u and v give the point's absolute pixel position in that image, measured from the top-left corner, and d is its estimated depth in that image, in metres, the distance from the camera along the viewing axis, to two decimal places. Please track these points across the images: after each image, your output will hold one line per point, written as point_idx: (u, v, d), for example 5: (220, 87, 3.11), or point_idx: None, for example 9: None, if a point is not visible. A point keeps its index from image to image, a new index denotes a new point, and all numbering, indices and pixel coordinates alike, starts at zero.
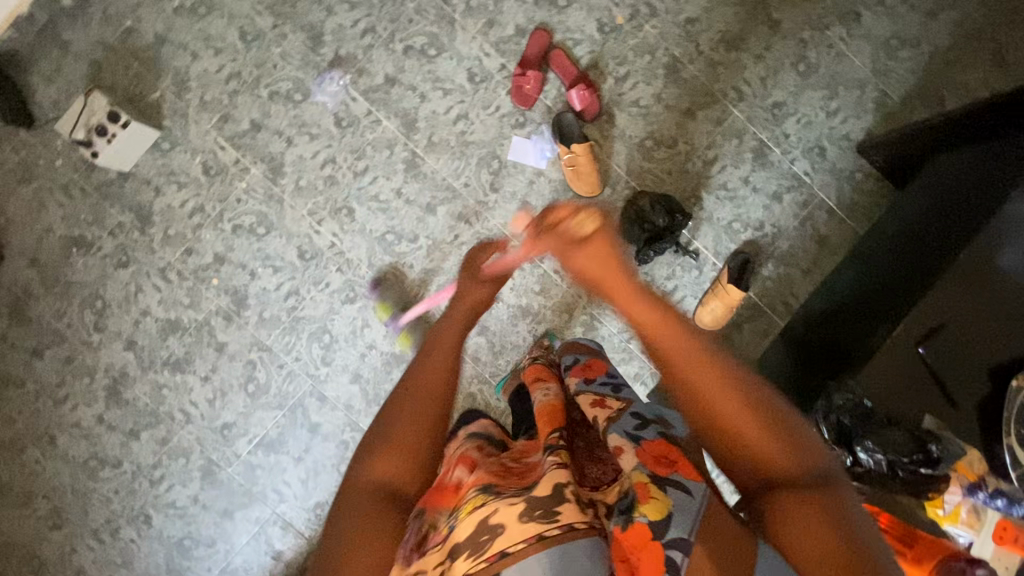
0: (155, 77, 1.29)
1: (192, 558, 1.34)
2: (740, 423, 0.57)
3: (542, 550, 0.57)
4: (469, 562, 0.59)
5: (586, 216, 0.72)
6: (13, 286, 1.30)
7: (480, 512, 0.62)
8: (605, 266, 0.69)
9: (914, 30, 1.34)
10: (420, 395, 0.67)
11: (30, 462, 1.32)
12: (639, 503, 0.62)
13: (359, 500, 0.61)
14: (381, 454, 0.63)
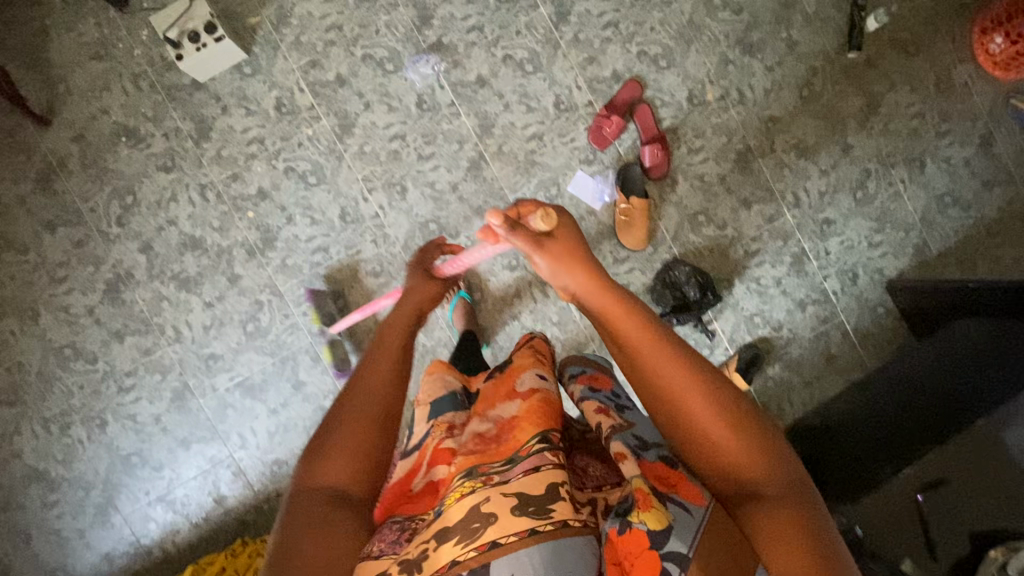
0: (260, 2, 1.28)
1: (134, 477, 1.30)
2: (702, 418, 0.61)
3: (530, 546, 0.59)
4: (457, 549, 0.60)
5: (551, 215, 0.74)
6: (49, 154, 1.26)
7: (470, 499, 0.63)
8: (575, 263, 0.72)
9: (967, 194, 1.41)
10: (372, 409, 0.69)
11: (4, 331, 1.27)
12: (638, 510, 0.61)
13: (304, 507, 0.62)
14: (326, 461, 0.65)
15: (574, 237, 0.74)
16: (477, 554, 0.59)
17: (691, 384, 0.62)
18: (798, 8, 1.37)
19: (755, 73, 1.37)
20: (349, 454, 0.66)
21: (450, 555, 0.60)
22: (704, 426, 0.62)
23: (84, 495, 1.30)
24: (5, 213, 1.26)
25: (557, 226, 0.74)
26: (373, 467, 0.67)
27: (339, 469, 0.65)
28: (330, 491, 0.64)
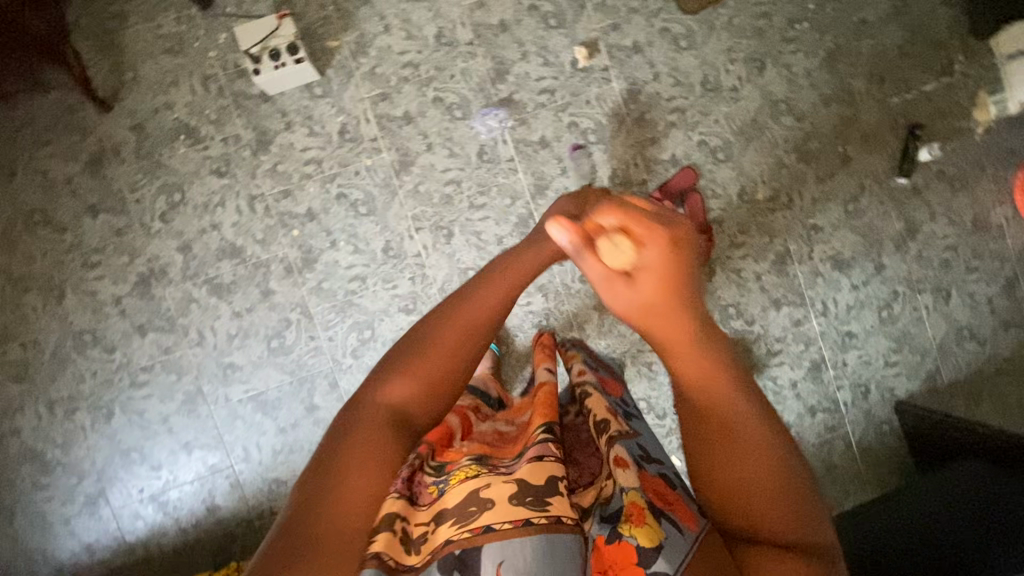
0: (342, 28, 1.29)
1: (131, 472, 1.29)
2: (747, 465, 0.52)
3: (526, 536, 0.60)
4: (452, 530, 0.63)
5: (632, 235, 0.55)
6: (104, 139, 1.25)
7: (471, 484, 0.67)
8: (653, 297, 0.55)
9: (985, 330, 1.46)
10: (463, 336, 0.64)
11: (27, 307, 1.26)
12: (630, 523, 0.63)
13: (364, 409, 0.56)
14: (404, 374, 0.59)
15: (671, 265, 0.56)
16: (471, 535, 0.61)
17: (753, 428, 0.53)
18: (857, 126, 1.41)
19: (806, 181, 1.41)
20: (420, 378, 0.60)
21: (445, 534, 0.63)
22: (740, 497, 0.52)
23: (77, 482, 1.28)
24: (50, 189, 1.25)
25: (636, 251, 0.56)
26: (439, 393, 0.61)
27: (406, 387, 0.59)
28: (396, 407, 0.58)
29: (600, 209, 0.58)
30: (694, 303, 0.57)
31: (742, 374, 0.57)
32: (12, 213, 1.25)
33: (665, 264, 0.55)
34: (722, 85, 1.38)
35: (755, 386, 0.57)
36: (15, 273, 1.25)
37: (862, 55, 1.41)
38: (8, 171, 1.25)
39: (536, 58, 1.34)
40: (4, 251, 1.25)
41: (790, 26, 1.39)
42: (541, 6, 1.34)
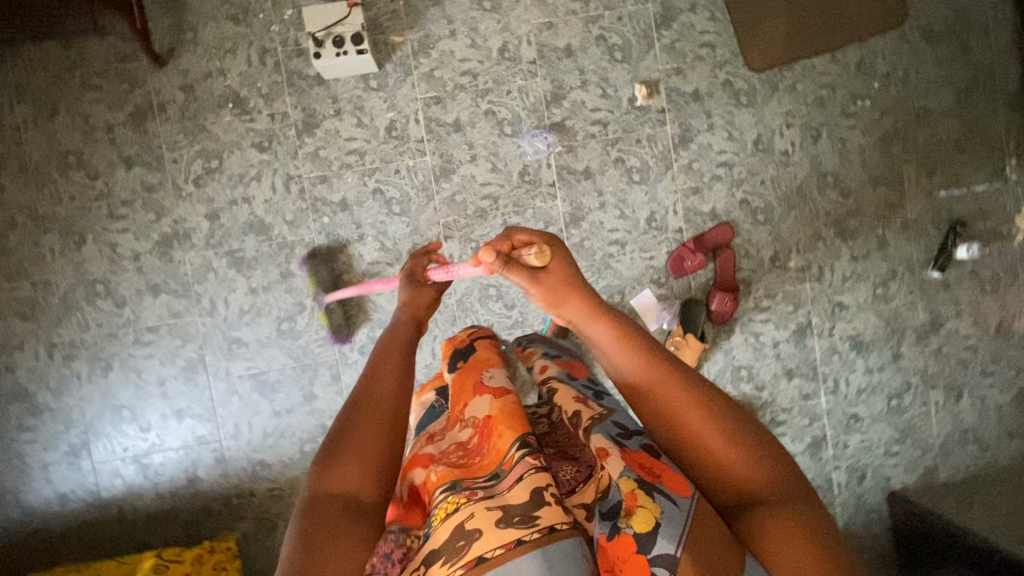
0: (409, 25, 1.28)
1: (119, 429, 1.27)
2: (694, 417, 0.59)
3: (520, 557, 0.53)
4: (445, 570, 0.54)
5: (544, 245, 0.66)
6: (152, 93, 1.24)
7: (455, 517, 0.56)
8: (566, 289, 0.66)
9: (988, 436, 1.46)
10: (384, 409, 0.62)
11: (45, 247, 1.24)
12: (626, 513, 0.55)
13: (309, 515, 0.55)
14: (332, 473, 0.58)
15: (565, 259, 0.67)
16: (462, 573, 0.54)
17: (679, 389, 0.60)
18: (900, 211, 1.40)
19: (840, 257, 1.40)
20: (363, 461, 0.59)
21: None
22: (704, 446, 0.59)
23: (63, 429, 1.27)
24: (89, 134, 1.23)
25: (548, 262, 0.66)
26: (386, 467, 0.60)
27: (350, 475, 0.58)
28: (344, 497, 0.57)
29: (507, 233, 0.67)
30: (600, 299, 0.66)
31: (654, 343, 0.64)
32: (47, 151, 1.23)
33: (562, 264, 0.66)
34: (774, 147, 1.37)
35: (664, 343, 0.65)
36: (39, 211, 1.24)
37: (916, 143, 1.40)
38: (50, 108, 1.23)
39: (595, 89, 1.33)
40: (32, 188, 1.24)
41: (851, 101, 1.38)
42: (609, 38, 1.33)
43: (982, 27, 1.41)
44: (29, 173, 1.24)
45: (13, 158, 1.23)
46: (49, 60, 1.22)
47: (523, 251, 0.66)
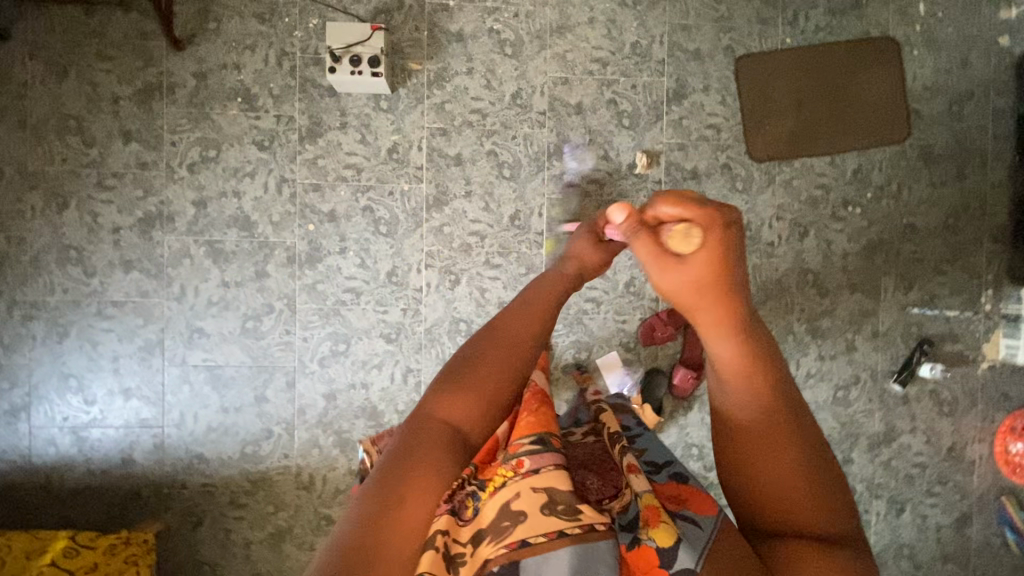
0: (429, 55, 1.30)
1: (63, 398, 1.26)
2: (785, 452, 0.53)
3: (565, 547, 0.55)
4: (490, 548, 0.57)
5: (700, 227, 0.49)
6: (164, 74, 1.25)
7: (502, 496, 0.61)
8: (706, 299, 0.50)
9: (922, 554, 1.47)
10: (511, 351, 0.61)
11: (27, 205, 1.24)
12: (648, 525, 0.61)
13: (415, 433, 0.57)
14: (448, 400, 0.58)
15: (722, 250, 0.49)
16: (508, 551, 0.56)
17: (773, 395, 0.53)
18: (872, 320, 1.43)
19: (807, 354, 1.42)
20: (482, 398, 0.59)
21: (484, 553, 0.57)
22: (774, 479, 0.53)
23: (7, 388, 1.25)
24: (94, 102, 1.24)
25: (696, 248, 0.49)
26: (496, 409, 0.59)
27: (463, 406, 0.58)
28: (449, 426, 0.57)
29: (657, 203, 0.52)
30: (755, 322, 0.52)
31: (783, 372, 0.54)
32: (49, 112, 1.24)
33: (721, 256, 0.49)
34: (762, 236, 1.40)
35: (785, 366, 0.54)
36: (29, 169, 1.24)
37: (898, 258, 1.43)
38: (61, 71, 1.24)
39: (598, 149, 1.36)
40: (26, 144, 1.24)
41: (843, 205, 1.42)
42: (620, 103, 1.36)
43: (979, 158, 1.45)
44: (26, 129, 1.24)
45: (14, 112, 1.24)
46: (69, 24, 1.23)
47: (667, 226, 0.51)
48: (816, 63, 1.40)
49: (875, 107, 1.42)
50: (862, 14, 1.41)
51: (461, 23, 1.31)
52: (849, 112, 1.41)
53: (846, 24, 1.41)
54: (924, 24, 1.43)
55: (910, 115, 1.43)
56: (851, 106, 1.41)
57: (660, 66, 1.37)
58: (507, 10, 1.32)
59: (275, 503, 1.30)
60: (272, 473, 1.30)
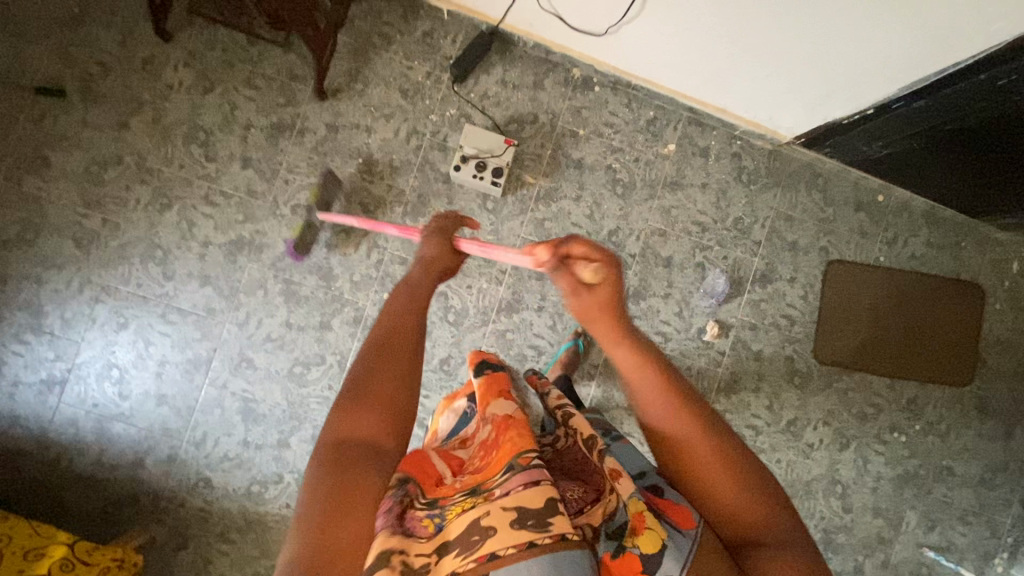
0: (546, 173, 1.36)
1: (101, 383, 1.27)
2: (702, 450, 0.63)
3: (533, 558, 0.55)
4: (457, 561, 0.56)
5: (601, 267, 0.67)
6: (299, 117, 1.30)
7: (470, 513, 0.59)
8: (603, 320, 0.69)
9: None
10: (402, 357, 0.64)
11: (133, 195, 1.27)
12: (634, 533, 0.61)
13: (331, 465, 0.56)
14: (352, 421, 0.59)
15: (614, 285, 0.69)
16: (473, 567, 0.55)
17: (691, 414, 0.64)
18: (886, 548, 1.42)
19: None
20: (387, 411, 0.61)
21: (448, 566, 0.56)
22: (708, 481, 0.63)
23: (51, 359, 1.26)
24: (227, 123, 1.29)
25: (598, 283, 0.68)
26: (406, 414, 0.62)
27: (370, 423, 0.59)
28: (366, 442, 0.58)
29: (570, 243, 0.67)
30: (630, 331, 0.69)
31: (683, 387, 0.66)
32: (183, 118, 1.28)
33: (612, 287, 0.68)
34: (803, 435, 1.41)
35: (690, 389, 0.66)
36: (146, 163, 1.28)
37: (928, 495, 1.43)
38: (207, 85, 1.29)
39: (674, 305, 1.38)
40: (152, 141, 1.28)
41: (889, 429, 1.43)
42: (707, 269, 1.39)
43: None
44: (156, 127, 1.28)
45: (150, 107, 1.28)
46: (229, 46, 1.29)
47: (578, 264, 0.67)
48: (902, 288, 1.43)
49: (946, 346, 1.44)
50: (958, 255, 1.45)
51: (585, 152, 1.37)
52: (921, 341, 1.43)
53: (940, 259, 1.44)
54: (1012, 281, 1.46)
55: (977, 362, 1.45)
56: (924, 337, 1.43)
57: (755, 246, 1.40)
58: (629, 154, 1.38)
59: (261, 549, 1.28)
60: (269, 518, 1.28)
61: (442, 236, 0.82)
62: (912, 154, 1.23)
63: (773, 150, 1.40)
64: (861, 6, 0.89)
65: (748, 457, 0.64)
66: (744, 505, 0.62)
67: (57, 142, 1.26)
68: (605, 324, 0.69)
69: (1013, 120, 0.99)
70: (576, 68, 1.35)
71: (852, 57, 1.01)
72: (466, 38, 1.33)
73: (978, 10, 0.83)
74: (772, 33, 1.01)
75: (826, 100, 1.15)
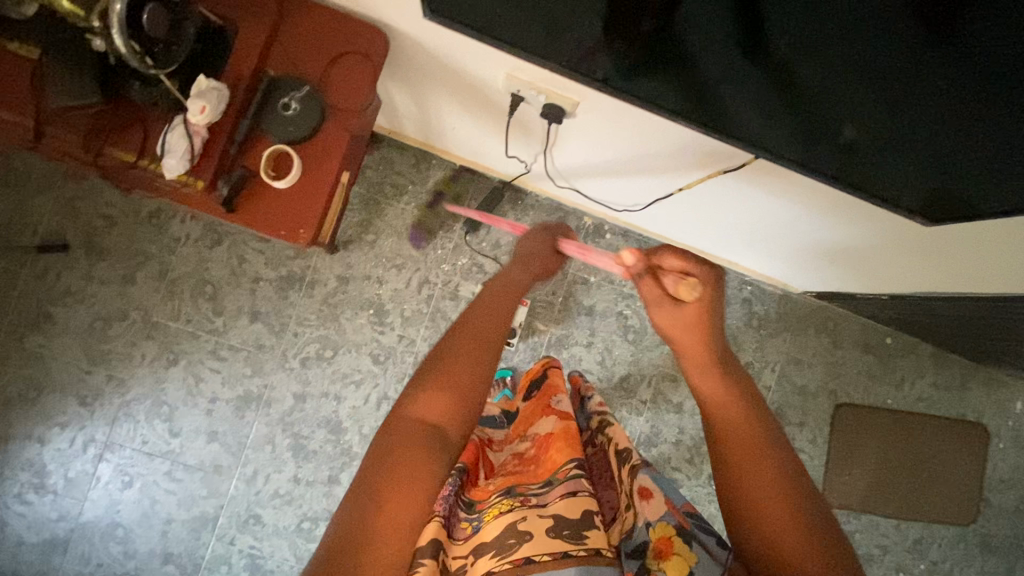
0: (556, 320, 1.36)
1: (107, 542, 1.25)
2: (751, 472, 0.65)
3: (567, 567, 0.60)
4: (493, 561, 0.62)
5: (695, 282, 0.70)
6: (309, 268, 1.29)
7: (507, 517, 0.65)
8: (686, 337, 0.71)
9: None
10: (472, 339, 0.67)
11: (139, 350, 1.25)
12: (661, 558, 0.66)
13: (399, 433, 0.61)
14: (428, 392, 0.63)
15: (710, 306, 0.70)
16: (512, 566, 0.60)
17: (756, 443, 0.66)
18: None
19: None
20: (447, 391, 0.63)
21: (485, 566, 0.62)
22: (761, 507, 0.62)
23: (54, 519, 1.24)
24: (235, 276, 1.27)
25: (693, 301, 0.70)
26: (465, 401, 0.64)
27: (433, 400, 0.63)
28: (427, 422, 0.62)
29: (660, 251, 0.72)
30: (718, 340, 0.71)
31: (740, 379, 0.72)
32: (190, 272, 1.26)
33: (713, 301, 0.70)
34: None
35: (762, 408, 0.70)
36: (153, 318, 1.25)
37: None
38: (215, 238, 1.26)
39: (685, 450, 1.37)
40: (157, 295, 1.25)
41: (895, 570, 1.44)
42: None
43: None
44: (163, 281, 1.25)
45: (156, 261, 1.25)
46: None
47: (673, 275, 0.71)
48: (906, 429, 1.45)
49: (950, 485, 1.45)
50: (964, 396, 1.46)
51: (595, 299, 1.37)
52: (928, 481, 1.45)
53: (947, 401, 1.46)
54: (1016, 421, 1.48)
55: (981, 501, 1.47)
56: (927, 477, 1.45)
57: (765, 390, 1.41)
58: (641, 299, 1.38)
59: None
60: None
61: (543, 234, 0.82)
62: (921, 316, 1.26)
63: (783, 294, 1.41)
64: (898, 250, 1.00)
65: (788, 479, 0.64)
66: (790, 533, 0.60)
67: (60, 298, 1.24)
68: (685, 343, 0.72)
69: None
70: (587, 217, 1.35)
71: (878, 257, 1.05)
72: (479, 187, 1.32)
73: (998, 270, 0.94)
74: (798, 233, 1.05)
75: (846, 281, 1.22)
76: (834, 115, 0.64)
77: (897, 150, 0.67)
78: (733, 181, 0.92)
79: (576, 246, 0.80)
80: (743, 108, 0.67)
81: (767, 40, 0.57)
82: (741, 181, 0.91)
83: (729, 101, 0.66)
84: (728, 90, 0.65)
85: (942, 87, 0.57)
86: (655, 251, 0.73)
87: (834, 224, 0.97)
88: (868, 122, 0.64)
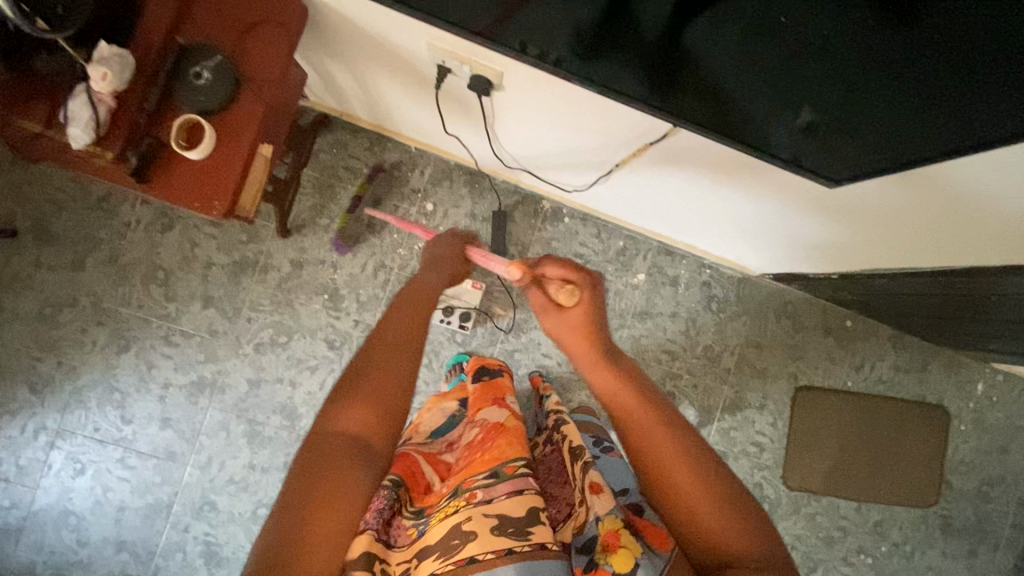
0: (514, 304, 1.36)
1: (60, 529, 1.24)
2: (673, 458, 0.59)
3: (509, 564, 0.59)
4: (437, 564, 0.61)
5: (576, 284, 0.70)
6: (263, 253, 1.28)
7: (452, 519, 0.64)
8: (572, 336, 0.71)
9: None
10: (396, 351, 0.65)
11: (90, 336, 1.24)
12: (609, 550, 0.65)
13: (316, 452, 0.57)
14: (351, 404, 0.60)
15: (591, 301, 0.71)
16: (454, 567, 0.60)
17: (660, 430, 0.62)
18: None
19: None
20: (372, 403, 0.60)
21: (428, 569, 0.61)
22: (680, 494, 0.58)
23: (6, 507, 1.23)
24: (187, 261, 1.26)
25: (575, 300, 0.71)
26: (392, 415, 0.61)
27: (357, 416, 0.59)
28: (351, 439, 0.58)
29: (543, 262, 0.73)
30: (602, 336, 0.70)
31: (650, 388, 0.67)
32: (141, 258, 1.25)
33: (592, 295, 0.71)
34: None
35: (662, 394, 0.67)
36: (103, 304, 1.24)
37: None
38: (166, 222, 1.25)
39: None
40: (107, 281, 1.24)
41: (856, 552, 1.44)
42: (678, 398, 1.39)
43: (993, 540, 1.48)
44: (113, 267, 1.24)
45: (106, 246, 1.24)
46: None
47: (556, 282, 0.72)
48: (867, 412, 1.45)
49: (911, 468, 1.46)
50: (924, 379, 1.46)
51: None
52: (889, 463, 1.45)
53: (907, 384, 1.46)
54: (977, 402, 1.48)
55: (942, 483, 1.47)
56: (888, 460, 1.45)
57: (725, 373, 1.41)
58: None
59: None
60: None
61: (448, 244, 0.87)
62: (872, 297, 1.27)
63: (742, 278, 1.41)
64: (842, 231, 1.01)
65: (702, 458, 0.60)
66: (714, 516, 0.56)
67: (9, 284, 1.22)
68: (572, 343, 0.71)
69: (959, 292, 1.05)
70: (544, 201, 1.34)
71: (823, 236, 1.05)
72: (434, 171, 1.31)
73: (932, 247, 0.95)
74: (744, 213, 1.05)
75: (797, 262, 1.22)
76: (785, 91, 0.61)
77: (862, 135, 0.63)
78: (667, 156, 0.90)
79: (481, 254, 0.85)
80: (692, 91, 0.63)
81: (721, 16, 0.53)
82: (675, 158, 0.90)
83: (684, 83, 0.63)
84: (686, 69, 0.61)
85: (904, 60, 0.51)
86: (539, 261, 0.74)
87: (773, 204, 0.97)
88: (825, 103, 0.60)
